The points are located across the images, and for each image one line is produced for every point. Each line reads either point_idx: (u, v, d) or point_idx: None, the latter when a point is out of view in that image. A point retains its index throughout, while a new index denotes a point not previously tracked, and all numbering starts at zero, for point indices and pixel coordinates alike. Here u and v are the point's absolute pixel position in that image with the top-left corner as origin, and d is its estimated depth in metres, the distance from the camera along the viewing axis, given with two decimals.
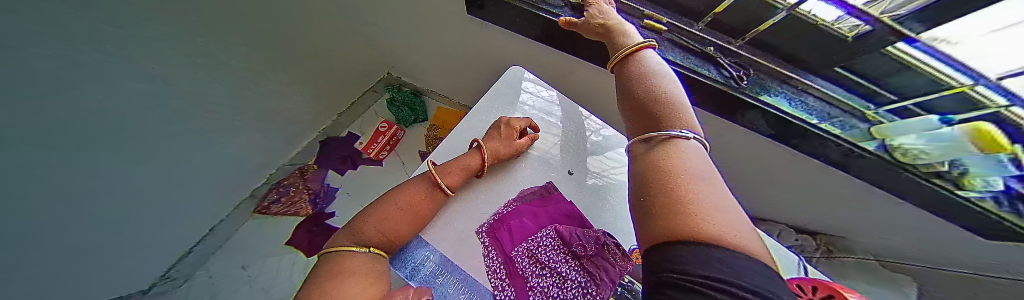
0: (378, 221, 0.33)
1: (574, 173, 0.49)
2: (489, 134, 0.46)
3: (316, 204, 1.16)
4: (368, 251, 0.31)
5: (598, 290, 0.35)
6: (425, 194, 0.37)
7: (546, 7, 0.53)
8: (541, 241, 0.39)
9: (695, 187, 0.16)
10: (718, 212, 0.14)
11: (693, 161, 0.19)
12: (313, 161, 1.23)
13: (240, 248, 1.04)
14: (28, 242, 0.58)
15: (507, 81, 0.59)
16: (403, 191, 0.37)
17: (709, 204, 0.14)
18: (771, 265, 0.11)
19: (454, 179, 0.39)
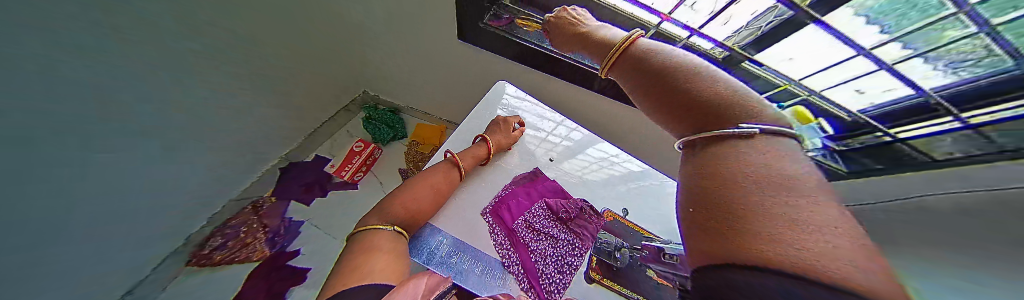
0: (405, 203, 0.40)
1: (555, 160, 0.61)
2: (492, 130, 0.55)
3: (275, 243, 0.99)
4: (390, 229, 0.36)
5: (581, 243, 0.48)
6: (446, 176, 0.46)
7: (524, 37, 0.68)
8: (536, 213, 0.49)
9: (752, 198, 0.13)
10: (797, 228, 0.10)
11: (753, 166, 0.16)
12: (271, 193, 1.06)
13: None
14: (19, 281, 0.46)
15: (494, 92, 0.71)
16: (423, 178, 0.44)
17: (775, 216, 0.11)
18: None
19: (467, 165, 0.49)
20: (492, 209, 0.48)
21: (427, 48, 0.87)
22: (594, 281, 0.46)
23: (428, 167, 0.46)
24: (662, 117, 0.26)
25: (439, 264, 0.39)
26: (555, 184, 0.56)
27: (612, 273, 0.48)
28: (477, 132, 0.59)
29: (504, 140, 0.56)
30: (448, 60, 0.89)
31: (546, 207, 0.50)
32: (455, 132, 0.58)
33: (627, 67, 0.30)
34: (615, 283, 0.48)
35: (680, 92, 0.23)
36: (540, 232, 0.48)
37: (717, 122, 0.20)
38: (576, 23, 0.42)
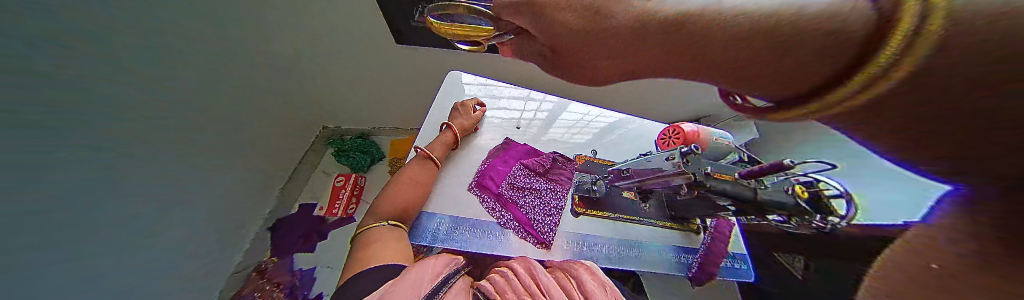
0: (394, 200, 0.46)
1: (521, 127, 0.67)
2: (454, 116, 0.59)
3: (297, 294, 1.02)
4: (387, 223, 0.44)
5: (560, 187, 0.56)
6: (424, 169, 0.51)
7: None
8: (515, 175, 0.56)
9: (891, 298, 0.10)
10: None
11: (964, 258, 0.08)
12: (270, 254, 1.04)
13: None
14: None
15: (450, 82, 0.72)
16: (405, 175, 0.50)
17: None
18: None
19: (440, 153, 0.54)
20: (478, 183, 0.54)
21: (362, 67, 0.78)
22: (580, 214, 0.55)
23: (407, 165, 0.52)
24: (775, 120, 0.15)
25: (444, 240, 0.47)
26: (528, 147, 0.62)
27: (593, 203, 0.57)
28: (443, 120, 0.63)
29: (467, 123, 0.59)
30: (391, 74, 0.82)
31: (525, 168, 0.57)
32: (422, 127, 0.61)
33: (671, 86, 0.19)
34: (597, 210, 0.57)
35: (787, 57, 0.10)
36: (525, 189, 0.55)
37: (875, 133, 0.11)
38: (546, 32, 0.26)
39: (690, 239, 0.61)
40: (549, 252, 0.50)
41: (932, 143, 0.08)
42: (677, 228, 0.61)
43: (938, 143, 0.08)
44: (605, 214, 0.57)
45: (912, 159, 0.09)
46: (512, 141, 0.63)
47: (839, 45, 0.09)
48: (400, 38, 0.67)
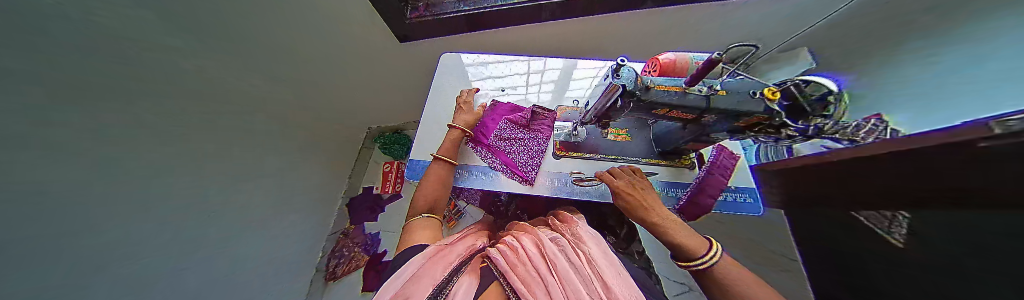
0: (428, 196, 0.51)
1: (506, 90, 0.78)
2: (457, 116, 0.65)
3: (368, 249, 1.36)
4: (424, 215, 0.49)
5: (542, 134, 0.66)
6: (444, 168, 0.57)
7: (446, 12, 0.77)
8: (502, 128, 0.67)
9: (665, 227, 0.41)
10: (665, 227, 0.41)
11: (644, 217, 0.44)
12: (349, 223, 1.43)
13: None
14: None
15: (445, 62, 0.84)
16: (432, 172, 0.56)
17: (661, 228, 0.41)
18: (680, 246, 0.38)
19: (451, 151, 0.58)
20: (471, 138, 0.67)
21: (381, 62, 0.96)
22: (560, 156, 0.62)
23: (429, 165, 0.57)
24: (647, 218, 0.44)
25: None
26: (510, 106, 0.72)
27: (573, 147, 0.63)
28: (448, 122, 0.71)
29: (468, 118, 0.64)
30: (406, 64, 1.01)
31: (509, 123, 0.68)
32: (426, 103, 0.75)
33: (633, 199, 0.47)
34: (577, 153, 0.63)
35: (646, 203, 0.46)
36: (509, 140, 0.64)
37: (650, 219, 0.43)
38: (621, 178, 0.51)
39: (681, 174, 0.60)
40: (531, 188, 0.58)
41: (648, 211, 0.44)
42: (666, 165, 0.62)
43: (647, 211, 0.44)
44: (584, 155, 0.63)
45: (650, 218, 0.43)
46: (499, 102, 0.74)
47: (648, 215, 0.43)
48: (404, 37, 0.82)
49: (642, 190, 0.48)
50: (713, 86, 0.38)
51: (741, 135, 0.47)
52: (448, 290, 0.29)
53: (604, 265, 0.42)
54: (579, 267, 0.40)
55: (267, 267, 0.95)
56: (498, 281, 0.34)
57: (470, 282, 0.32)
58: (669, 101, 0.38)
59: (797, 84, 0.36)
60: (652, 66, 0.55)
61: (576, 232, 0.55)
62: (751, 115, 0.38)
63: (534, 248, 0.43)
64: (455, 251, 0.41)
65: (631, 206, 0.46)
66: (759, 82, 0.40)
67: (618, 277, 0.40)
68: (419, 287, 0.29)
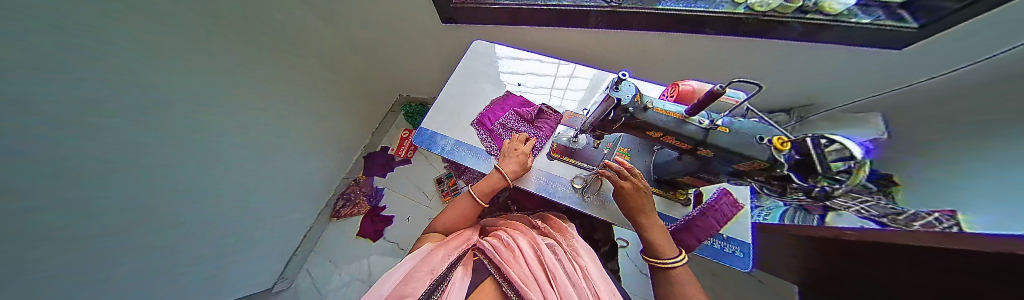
0: (446, 221, 0.63)
1: (522, 84, 0.82)
2: (506, 161, 0.58)
3: (371, 201, 1.51)
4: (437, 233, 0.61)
5: (543, 132, 0.69)
6: (472, 206, 0.63)
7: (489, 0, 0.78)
8: (508, 118, 0.72)
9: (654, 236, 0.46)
10: (653, 235, 0.46)
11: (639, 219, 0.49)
12: (361, 173, 1.58)
13: (251, 260, 0.98)
14: (178, 216, 0.64)
15: (474, 48, 0.89)
16: (459, 204, 0.64)
17: (649, 235, 0.47)
18: (655, 251, 0.45)
19: (486, 197, 0.60)
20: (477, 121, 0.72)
21: (423, 37, 1.03)
22: (554, 158, 0.64)
23: (461, 196, 0.66)
24: (643, 224, 0.48)
25: (447, 153, 0.67)
26: (524, 99, 0.78)
27: (569, 152, 0.64)
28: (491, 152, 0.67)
29: (519, 171, 0.58)
30: (443, 42, 1.07)
31: (515, 115, 0.73)
32: (448, 80, 0.82)
33: (635, 203, 0.49)
34: (571, 159, 0.64)
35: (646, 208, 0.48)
36: (510, 129, 0.69)
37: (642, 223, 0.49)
38: (626, 177, 0.47)
39: (672, 209, 0.60)
40: (518, 181, 0.62)
41: (645, 213, 0.48)
42: (662, 196, 0.62)
43: (644, 213, 0.48)
44: (577, 163, 0.64)
45: (644, 222, 0.48)
46: (512, 94, 0.79)
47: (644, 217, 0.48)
48: (446, 19, 0.87)
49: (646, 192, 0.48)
50: (715, 120, 0.37)
51: (744, 179, 0.45)
52: (447, 281, 0.42)
53: (597, 279, 0.49)
54: (573, 278, 0.46)
55: (287, 193, 1.10)
56: (494, 277, 0.45)
57: (463, 274, 0.44)
58: (665, 126, 0.39)
59: (821, 143, 0.32)
60: (672, 90, 0.52)
61: (570, 244, 0.62)
62: (751, 159, 0.37)
63: (532, 251, 0.53)
64: (455, 244, 0.54)
65: (630, 205, 0.49)
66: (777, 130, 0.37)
67: (607, 288, 0.47)
68: (420, 280, 0.43)
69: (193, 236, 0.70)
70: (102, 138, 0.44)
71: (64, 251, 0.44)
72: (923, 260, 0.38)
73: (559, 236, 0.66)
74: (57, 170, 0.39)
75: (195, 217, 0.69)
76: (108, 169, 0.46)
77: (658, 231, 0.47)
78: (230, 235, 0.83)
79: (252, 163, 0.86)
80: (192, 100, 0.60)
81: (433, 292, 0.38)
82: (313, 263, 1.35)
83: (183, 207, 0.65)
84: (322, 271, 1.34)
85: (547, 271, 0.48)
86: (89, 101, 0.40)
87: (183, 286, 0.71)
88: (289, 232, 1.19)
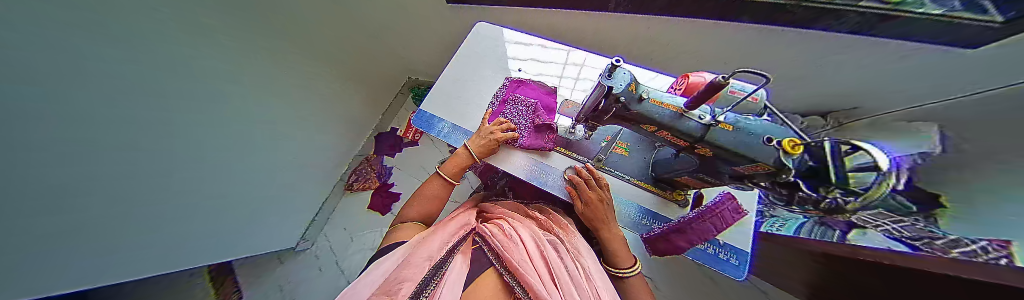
0: (417, 207, 0.65)
1: (524, 70, 0.80)
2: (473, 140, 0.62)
3: (381, 178, 1.60)
4: (414, 222, 0.63)
5: (542, 121, 0.64)
6: (441, 185, 0.66)
7: None
8: (513, 103, 0.68)
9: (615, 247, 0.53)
10: (615, 246, 0.53)
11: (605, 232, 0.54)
12: (372, 152, 1.66)
13: (276, 221, 1.09)
14: (209, 176, 0.71)
15: (480, 30, 0.87)
16: (430, 184, 0.67)
17: (612, 247, 0.53)
18: (617, 262, 0.52)
19: (454, 175, 0.66)
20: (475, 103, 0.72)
21: None
22: (548, 147, 0.67)
23: (429, 177, 0.68)
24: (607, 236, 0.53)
25: (442, 135, 0.68)
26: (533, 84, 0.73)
27: (565, 143, 0.67)
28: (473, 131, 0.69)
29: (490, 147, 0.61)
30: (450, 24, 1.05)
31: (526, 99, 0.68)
32: (452, 60, 0.80)
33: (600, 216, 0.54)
34: (567, 150, 0.67)
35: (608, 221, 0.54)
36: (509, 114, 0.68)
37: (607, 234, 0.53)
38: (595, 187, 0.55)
39: (667, 208, 0.59)
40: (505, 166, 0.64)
41: (608, 226, 0.54)
42: (657, 195, 0.61)
43: (607, 226, 0.54)
44: (573, 155, 0.66)
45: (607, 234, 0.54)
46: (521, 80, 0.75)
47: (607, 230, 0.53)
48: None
49: (604, 204, 0.54)
50: (717, 117, 0.35)
51: (745, 183, 0.42)
52: (446, 266, 0.46)
53: (598, 278, 0.49)
54: (575, 278, 0.47)
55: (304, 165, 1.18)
56: (496, 267, 0.48)
57: (461, 265, 0.48)
58: (660, 118, 0.40)
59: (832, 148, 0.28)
60: (682, 83, 0.46)
61: (571, 239, 0.61)
62: (752, 161, 0.34)
63: (535, 246, 0.54)
64: (450, 230, 0.57)
65: (595, 221, 0.53)
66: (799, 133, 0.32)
67: (607, 289, 0.47)
68: (420, 266, 0.45)
69: (227, 194, 0.79)
70: (140, 97, 0.48)
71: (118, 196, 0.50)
72: (906, 280, 0.29)
73: (562, 232, 0.64)
74: (112, 122, 0.44)
75: (226, 178, 0.77)
76: (147, 127, 0.51)
77: (619, 243, 0.53)
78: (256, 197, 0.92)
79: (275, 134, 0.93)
80: (216, 73, 0.66)
81: (430, 281, 0.42)
82: (328, 231, 1.47)
83: (213, 168, 0.72)
84: (336, 237, 1.46)
85: (548, 267, 0.50)
86: (136, 70, 0.46)
87: (222, 237, 0.80)
88: (308, 200, 1.30)
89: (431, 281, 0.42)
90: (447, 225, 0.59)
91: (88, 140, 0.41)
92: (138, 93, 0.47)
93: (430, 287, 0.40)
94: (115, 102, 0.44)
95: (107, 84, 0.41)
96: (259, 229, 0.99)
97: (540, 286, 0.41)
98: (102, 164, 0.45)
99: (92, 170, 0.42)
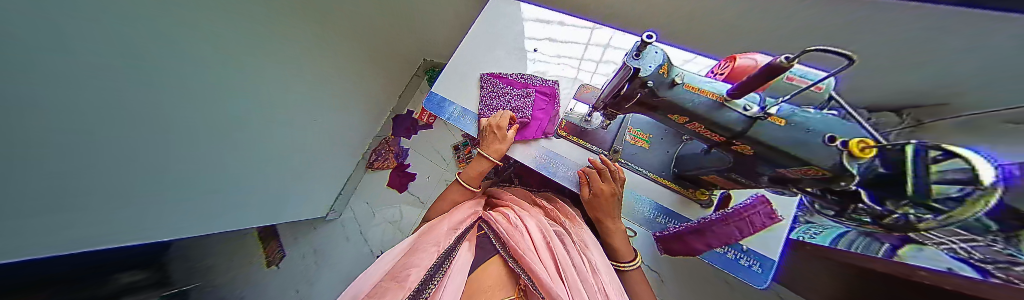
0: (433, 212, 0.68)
1: (538, 50, 0.74)
2: (489, 141, 0.59)
3: (397, 158, 1.67)
4: None
5: (546, 110, 0.65)
6: (461, 196, 0.68)
7: None
8: (523, 92, 0.66)
9: (616, 242, 0.55)
10: (618, 239, 0.55)
11: (610, 227, 0.55)
12: (389, 133, 1.73)
13: (301, 192, 1.19)
14: (238, 146, 0.77)
15: (493, 5, 0.81)
16: (445, 195, 0.68)
17: (614, 242, 0.55)
18: (619, 257, 0.54)
19: (474, 181, 0.67)
20: (486, 85, 0.69)
21: None
22: (560, 136, 0.64)
23: (451, 185, 0.69)
24: (610, 231, 0.55)
25: (452, 119, 0.68)
26: (549, 89, 0.68)
27: (578, 132, 0.64)
28: (468, 108, 0.69)
29: (499, 148, 0.59)
30: None
31: (529, 95, 0.66)
32: (464, 39, 0.76)
33: (606, 211, 0.53)
34: (580, 139, 0.63)
35: (611, 220, 0.53)
36: (520, 101, 0.65)
37: (610, 229, 0.55)
38: (605, 178, 0.52)
39: (686, 207, 0.55)
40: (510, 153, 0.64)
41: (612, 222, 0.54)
42: (678, 193, 0.57)
43: (612, 223, 0.54)
44: (588, 146, 0.62)
45: (610, 229, 0.55)
46: (542, 82, 0.69)
47: (612, 226, 0.54)
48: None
49: (616, 197, 0.51)
50: (769, 109, 0.30)
51: (790, 188, 0.36)
52: (453, 255, 0.49)
53: (608, 280, 0.47)
54: (582, 273, 0.47)
55: (320, 142, 1.24)
56: (501, 256, 0.51)
57: (467, 257, 0.49)
58: (693, 107, 0.36)
59: (914, 154, 0.20)
60: (728, 66, 0.38)
61: (580, 232, 0.59)
62: (803, 163, 0.29)
63: (542, 238, 0.54)
64: (455, 218, 0.58)
65: (600, 210, 0.53)
66: (873, 133, 0.25)
67: (616, 286, 0.47)
68: (428, 252, 0.49)
69: (252, 163, 0.85)
70: (169, 66, 0.51)
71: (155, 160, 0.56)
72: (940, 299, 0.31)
73: (569, 223, 0.63)
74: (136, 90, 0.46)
75: (252, 150, 0.83)
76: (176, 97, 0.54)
77: (621, 238, 0.55)
78: (278, 169, 0.99)
79: (287, 109, 0.96)
80: (245, 48, 0.69)
81: (438, 269, 0.45)
82: (353, 204, 1.60)
83: (240, 139, 0.77)
84: (360, 210, 1.59)
85: (553, 258, 0.50)
86: (172, 37, 0.50)
87: (247, 204, 0.87)
88: (332, 174, 1.41)
89: (436, 268, 0.45)
90: (453, 213, 0.60)
91: (86, 129, 0.41)
92: (162, 55, 0.49)
93: (437, 276, 0.43)
94: (138, 67, 0.46)
95: (128, 43, 0.43)
96: (286, 197, 1.08)
97: (545, 276, 0.42)
98: (144, 122, 0.50)
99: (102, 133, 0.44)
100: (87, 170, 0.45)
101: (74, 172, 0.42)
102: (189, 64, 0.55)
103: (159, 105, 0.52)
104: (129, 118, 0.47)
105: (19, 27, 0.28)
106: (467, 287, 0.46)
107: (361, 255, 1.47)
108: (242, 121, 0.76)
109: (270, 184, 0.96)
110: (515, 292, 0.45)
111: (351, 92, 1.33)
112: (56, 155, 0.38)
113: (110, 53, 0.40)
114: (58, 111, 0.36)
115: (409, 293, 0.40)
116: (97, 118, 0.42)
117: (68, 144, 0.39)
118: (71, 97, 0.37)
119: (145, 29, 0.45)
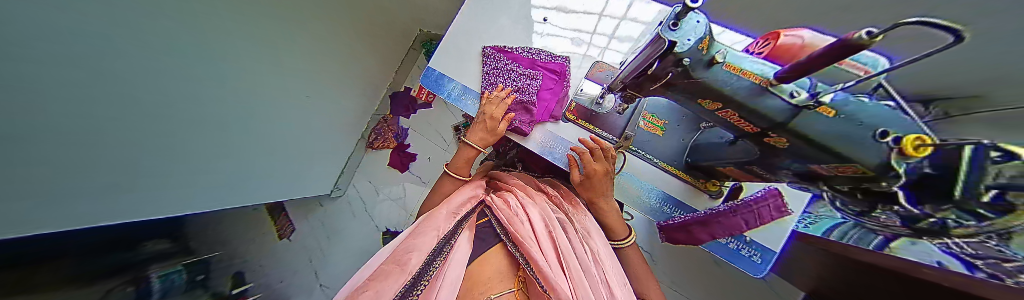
0: (431, 198, 0.67)
1: (548, 20, 0.66)
2: (473, 130, 0.59)
3: (398, 138, 1.63)
4: None
5: (554, 92, 0.60)
6: (454, 185, 0.66)
7: None
8: (529, 71, 0.61)
9: (611, 220, 0.57)
10: (613, 217, 0.57)
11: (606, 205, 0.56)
12: (388, 112, 1.65)
13: (304, 174, 1.18)
14: (236, 135, 0.75)
15: None
16: (441, 184, 0.67)
17: (609, 219, 0.57)
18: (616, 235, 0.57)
19: (463, 170, 0.65)
20: (489, 61, 0.63)
21: None
22: (567, 119, 0.60)
23: (440, 179, 0.67)
24: (603, 209, 0.56)
25: (454, 98, 0.63)
26: (558, 66, 0.62)
27: (588, 116, 0.59)
28: (471, 86, 0.63)
29: (487, 138, 0.58)
30: None
31: (537, 76, 0.60)
32: (465, 5, 0.67)
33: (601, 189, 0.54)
34: (591, 124, 0.59)
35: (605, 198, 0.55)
36: (526, 81, 0.60)
37: (606, 206, 0.56)
38: (597, 157, 0.51)
39: (695, 199, 0.53)
40: (510, 135, 0.62)
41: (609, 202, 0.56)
42: (689, 183, 0.55)
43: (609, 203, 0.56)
44: (597, 131, 0.58)
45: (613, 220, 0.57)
46: (552, 59, 0.63)
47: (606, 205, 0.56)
48: None
49: (608, 175, 0.52)
50: (821, 97, 0.25)
51: (818, 185, 0.34)
52: (453, 240, 0.50)
53: (610, 269, 0.48)
54: (583, 261, 0.48)
55: (319, 124, 1.20)
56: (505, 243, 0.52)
57: (466, 245, 0.50)
58: (733, 93, 0.32)
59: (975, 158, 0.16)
60: (769, 44, 0.32)
61: (581, 219, 0.58)
62: (842, 161, 0.26)
63: (544, 226, 0.54)
64: (455, 202, 0.57)
65: (591, 190, 0.54)
66: (921, 126, 0.22)
67: (617, 272, 0.49)
68: (428, 235, 0.50)
69: (255, 147, 0.84)
70: (151, 61, 0.47)
71: (154, 156, 0.55)
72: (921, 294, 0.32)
73: (572, 209, 0.62)
74: (117, 88, 0.43)
75: (250, 136, 0.81)
76: (159, 94, 0.51)
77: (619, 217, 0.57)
78: (280, 153, 0.97)
79: (284, 91, 0.91)
80: (230, 28, 0.62)
81: (439, 254, 0.46)
82: (356, 182, 1.61)
83: (238, 126, 0.75)
84: (364, 188, 1.61)
85: (554, 246, 0.50)
86: (146, 28, 0.44)
87: (254, 187, 0.88)
88: (334, 155, 1.39)
89: (438, 250, 0.47)
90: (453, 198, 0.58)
91: (65, 126, 0.39)
92: (144, 50, 0.45)
93: (438, 261, 0.45)
94: (115, 64, 0.42)
95: (108, 38, 0.39)
96: (291, 180, 1.09)
97: (541, 262, 0.44)
98: (133, 119, 0.48)
99: (87, 131, 0.42)
100: (111, 158, 0.47)
101: (63, 165, 0.41)
102: (198, 63, 0.56)
103: (163, 106, 0.52)
104: (117, 116, 0.45)
105: (22, 26, 0.29)
106: (467, 275, 0.48)
107: (370, 231, 1.54)
108: (237, 108, 0.72)
109: (274, 166, 0.96)
110: (515, 283, 0.47)
111: (348, 69, 1.24)
112: (67, 153, 0.41)
113: (83, 49, 0.37)
114: (59, 111, 0.37)
115: (409, 277, 0.42)
116: (77, 108, 0.39)
117: (44, 140, 0.37)
118: (43, 93, 0.34)
119: (154, 29, 0.46)
